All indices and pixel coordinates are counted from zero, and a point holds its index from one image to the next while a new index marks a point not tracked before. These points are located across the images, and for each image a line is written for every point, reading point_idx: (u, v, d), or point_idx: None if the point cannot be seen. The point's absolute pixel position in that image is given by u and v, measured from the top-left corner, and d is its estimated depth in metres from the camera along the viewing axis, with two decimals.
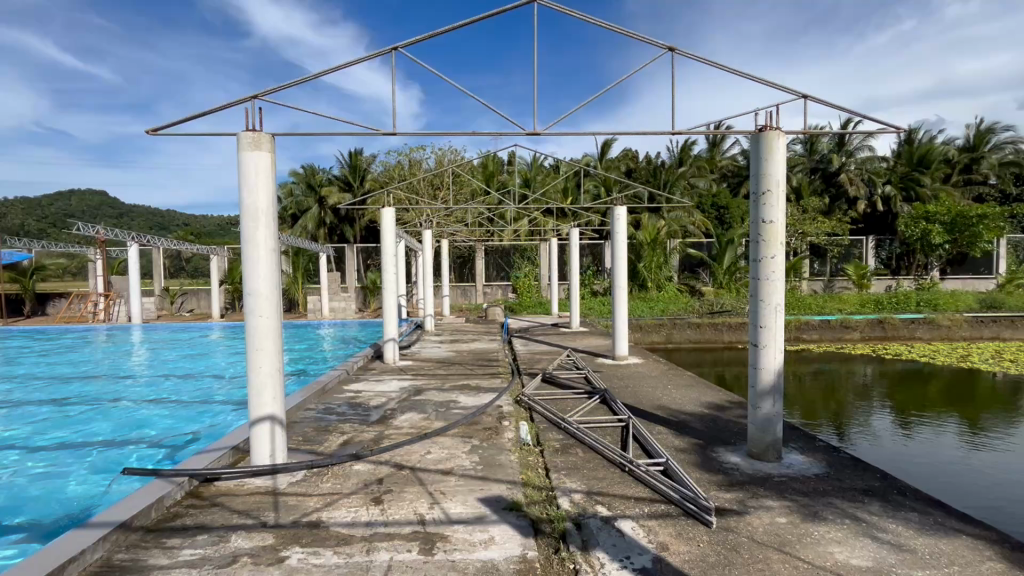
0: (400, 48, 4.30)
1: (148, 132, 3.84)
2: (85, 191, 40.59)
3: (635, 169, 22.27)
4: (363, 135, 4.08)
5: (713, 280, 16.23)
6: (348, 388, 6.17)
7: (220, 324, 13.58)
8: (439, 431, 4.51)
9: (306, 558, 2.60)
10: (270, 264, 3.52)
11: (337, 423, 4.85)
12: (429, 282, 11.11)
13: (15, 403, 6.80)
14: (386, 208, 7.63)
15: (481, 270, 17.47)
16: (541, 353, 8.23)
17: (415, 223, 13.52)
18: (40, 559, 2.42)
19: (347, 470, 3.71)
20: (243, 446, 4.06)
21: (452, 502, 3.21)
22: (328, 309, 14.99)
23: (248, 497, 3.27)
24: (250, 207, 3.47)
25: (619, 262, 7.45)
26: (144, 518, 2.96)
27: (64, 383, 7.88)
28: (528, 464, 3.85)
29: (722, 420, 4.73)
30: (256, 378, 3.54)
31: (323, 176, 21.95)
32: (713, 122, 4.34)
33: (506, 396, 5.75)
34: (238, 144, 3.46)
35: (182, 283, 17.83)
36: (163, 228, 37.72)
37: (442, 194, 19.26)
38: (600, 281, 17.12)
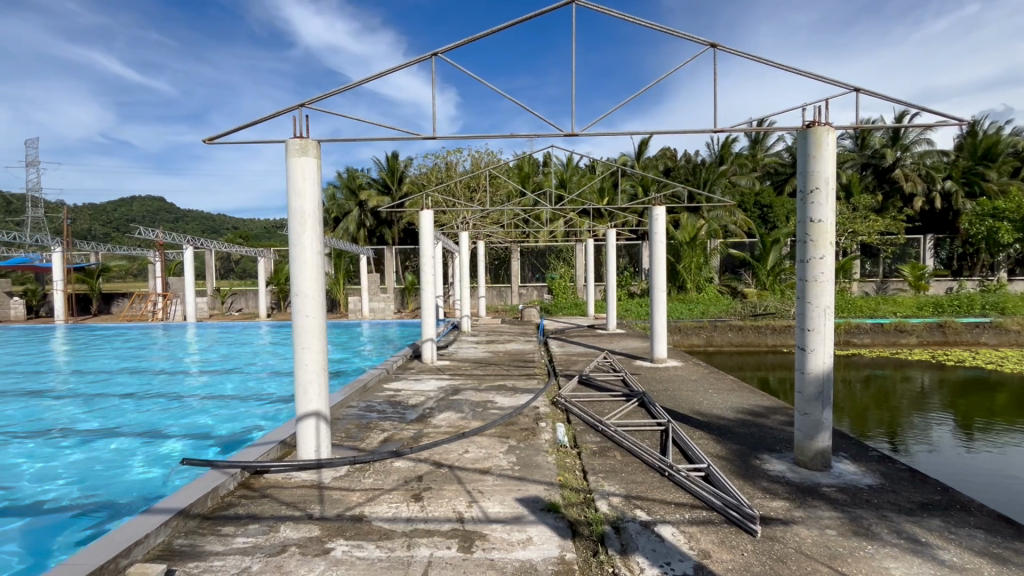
0: (440, 53, 4.39)
1: (206, 141, 4.07)
2: (144, 196, 43.28)
3: (673, 168, 21.85)
4: (402, 140, 4.19)
5: (756, 280, 15.70)
6: (388, 387, 6.33)
7: (266, 324, 14.12)
8: (476, 431, 4.55)
9: (350, 551, 2.68)
10: (316, 266, 3.65)
11: (377, 420, 4.98)
12: (466, 283, 11.24)
13: (85, 397, 7.29)
14: (425, 211, 7.78)
15: (517, 271, 17.55)
16: (577, 354, 8.22)
17: (452, 225, 13.71)
18: (108, 543, 2.60)
19: (388, 466, 3.80)
20: (290, 440, 4.22)
21: (489, 502, 3.23)
22: (368, 310, 15.42)
23: (295, 490, 3.41)
24: (297, 211, 3.61)
25: (657, 263, 7.32)
26: (201, 506, 3.13)
27: (128, 378, 8.39)
28: (565, 465, 3.85)
29: (764, 427, 4.58)
30: (302, 376, 3.68)
31: (364, 180, 22.59)
32: (757, 118, 4.22)
33: (542, 397, 5.77)
34: (287, 151, 3.61)
35: (232, 284, 18.68)
36: (214, 232, 39.78)
37: (479, 196, 19.49)
38: (638, 283, 16.91)
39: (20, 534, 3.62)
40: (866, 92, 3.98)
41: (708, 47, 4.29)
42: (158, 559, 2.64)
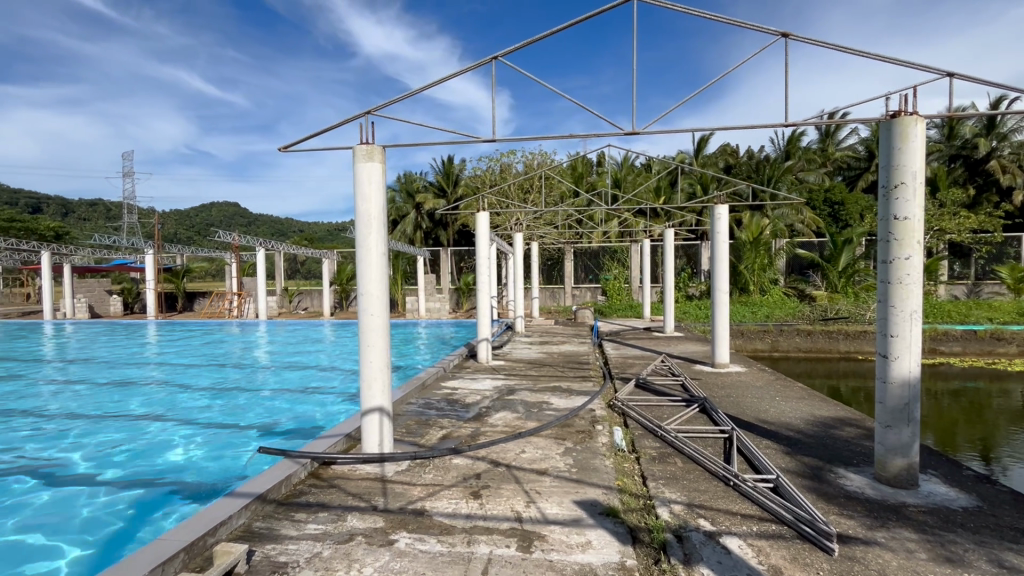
0: (499, 57, 4.44)
1: (281, 150, 4.33)
2: (222, 203, 46.76)
3: (735, 165, 20.96)
4: (462, 144, 4.27)
5: (826, 283, 14.78)
6: (445, 385, 6.47)
7: (330, 322, 14.82)
8: (533, 431, 4.57)
9: (412, 543, 2.77)
10: (380, 266, 3.80)
11: (436, 417, 5.11)
12: (520, 283, 11.28)
13: (172, 388, 7.91)
14: (481, 213, 7.92)
15: (570, 272, 17.42)
16: (633, 358, 8.04)
17: (507, 227, 13.83)
18: (197, 522, 2.82)
19: (447, 463, 3.88)
20: (354, 434, 4.41)
21: (547, 503, 3.23)
22: (424, 310, 15.86)
23: (360, 482, 3.55)
24: (364, 213, 3.76)
25: (719, 264, 7.04)
26: (277, 492, 3.33)
27: (208, 371, 9.06)
28: (623, 470, 3.78)
29: (840, 439, 4.29)
30: (366, 372, 3.83)
31: (420, 184, 23.25)
32: (833, 110, 3.96)
33: (598, 400, 5.70)
34: (354, 157, 3.77)
35: (299, 284, 19.75)
36: (282, 235, 42.29)
37: (533, 197, 19.54)
38: (696, 284, 16.36)
39: (116, 516, 3.92)
40: (961, 77, 3.63)
41: (780, 37, 4.07)
42: (239, 539, 2.83)
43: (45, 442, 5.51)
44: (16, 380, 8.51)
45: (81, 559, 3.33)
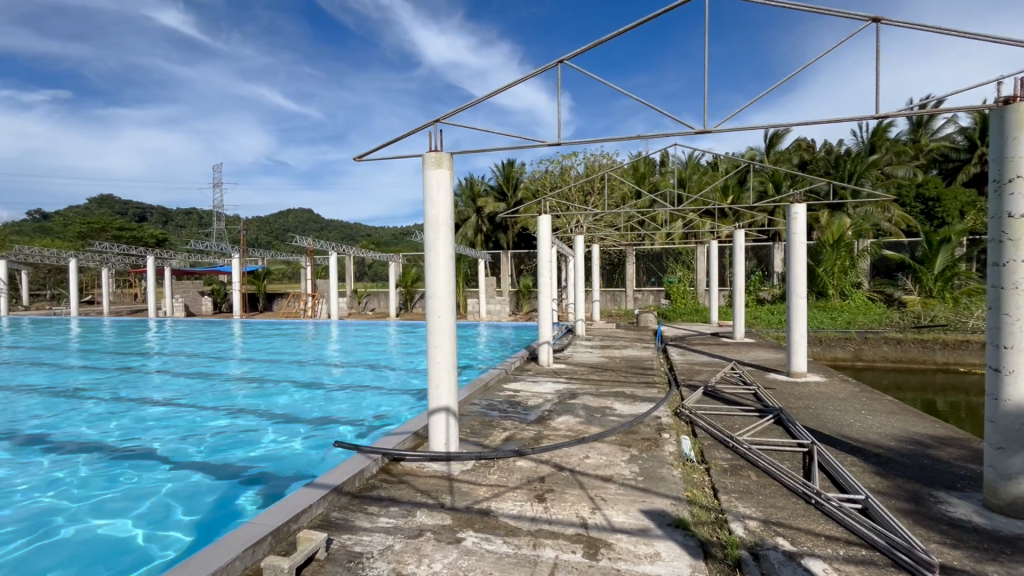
0: (567, 60, 4.44)
1: (355, 159, 4.51)
2: (298, 209, 50.03)
3: (811, 160, 19.67)
4: (529, 148, 4.30)
5: (919, 286, 13.49)
6: (507, 387, 6.53)
7: (396, 323, 15.40)
8: (596, 437, 4.51)
9: (479, 542, 2.82)
10: (447, 269, 3.89)
11: (499, 419, 5.17)
12: (581, 286, 11.17)
13: (255, 382, 8.53)
14: (543, 216, 7.94)
15: (632, 275, 17.03)
16: (700, 364, 7.73)
17: (567, 230, 13.75)
18: (283, 508, 3.03)
19: (511, 465, 3.91)
20: (421, 432, 4.55)
21: (613, 511, 3.18)
22: (485, 311, 16.14)
23: (428, 479, 3.66)
24: (433, 219, 3.87)
25: (796, 267, 6.61)
26: (352, 485, 3.51)
27: (286, 368, 9.66)
28: (692, 481, 3.64)
29: (938, 460, 3.89)
30: (434, 372, 3.94)
31: (481, 187, 23.67)
32: (931, 97, 3.62)
33: (664, 407, 5.52)
34: (424, 164, 3.90)
35: (367, 286, 20.70)
36: (351, 240, 44.52)
37: (594, 199, 19.32)
38: (768, 288, 15.51)
39: (205, 502, 4.23)
40: None
41: (870, 22, 3.78)
42: (319, 527, 3.01)
43: (148, 429, 6.07)
44: (126, 372, 9.52)
45: (177, 542, 3.63)
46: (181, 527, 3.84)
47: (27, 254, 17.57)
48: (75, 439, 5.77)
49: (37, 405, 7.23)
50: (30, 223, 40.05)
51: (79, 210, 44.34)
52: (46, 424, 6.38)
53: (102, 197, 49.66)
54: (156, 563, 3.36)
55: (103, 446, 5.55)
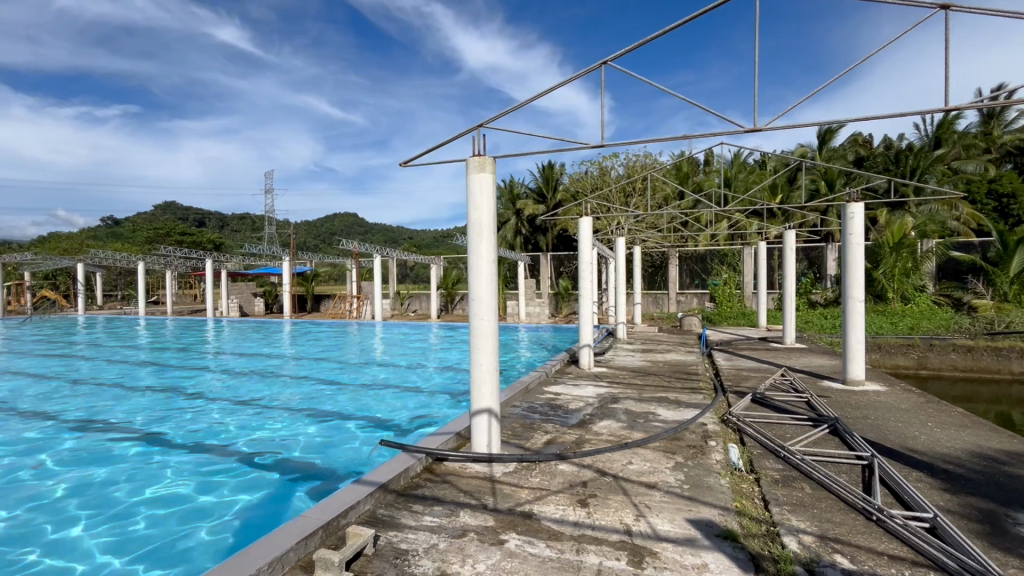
0: (609, 61, 4.45)
1: (401, 164, 4.61)
2: (344, 214, 51.79)
3: (868, 156, 18.69)
4: (572, 150, 4.30)
5: (992, 290, 12.52)
6: (548, 390, 6.52)
7: (437, 325, 15.66)
8: (639, 442, 4.43)
9: (522, 545, 2.82)
10: (490, 272, 3.93)
11: (540, 421, 5.17)
12: (622, 289, 11.00)
13: (304, 381, 8.88)
14: (584, 218, 7.89)
15: (675, 278, 16.64)
16: (748, 370, 7.46)
17: (608, 231, 13.60)
18: (333, 503, 3.15)
19: (553, 468, 3.90)
20: (464, 433, 4.60)
21: (658, 519, 3.11)
22: (524, 314, 16.20)
23: (471, 480, 3.70)
24: (476, 222, 3.92)
25: (853, 269, 6.27)
26: (397, 483, 3.59)
27: (332, 368, 10.00)
28: (740, 491, 3.51)
29: (1015, 478, 3.60)
30: (477, 374, 3.99)
31: (521, 190, 23.76)
32: (1005, 88, 3.40)
33: (710, 414, 5.36)
34: (467, 168, 3.96)
35: (409, 288, 21.15)
36: (394, 243, 45.64)
37: (635, 200, 19.03)
38: (821, 291, 14.80)
39: (258, 496, 4.43)
40: None
41: (932, 13, 4.01)
42: (366, 522, 3.10)
43: (208, 425, 6.41)
44: (187, 369, 10.11)
45: (231, 533, 3.81)
46: (236, 519, 4.03)
47: (101, 258, 19.00)
48: (144, 431, 6.17)
49: (109, 399, 7.78)
50: (104, 228, 43.32)
51: (146, 216, 47.52)
52: (116, 416, 6.85)
53: (166, 204, 53.02)
54: (212, 552, 3.54)
55: (167, 439, 5.91)
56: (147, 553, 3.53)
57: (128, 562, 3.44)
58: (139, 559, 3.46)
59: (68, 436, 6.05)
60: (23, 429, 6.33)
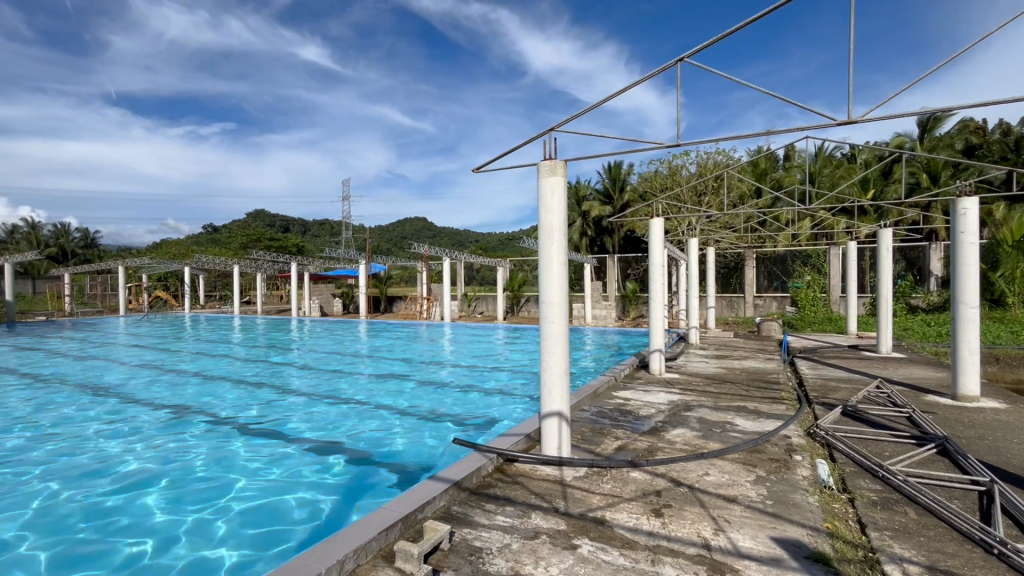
0: (686, 58, 4.32)
1: (473, 172, 4.71)
2: (414, 218, 53.93)
3: (981, 144, 16.73)
4: (647, 151, 4.20)
5: None
6: (617, 395, 6.40)
7: (503, 327, 15.88)
8: (717, 453, 4.24)
9: (595, 551, 2.79)
10: (561, 275, 3.92)
11: (610, 427, 5.08)
12: (695, 292, 10.56)
13: (378, 379, 9.31)
14: (655, 219, 7.68)
15: (752, 280, 15.78)
16: (837, 380, 6.88)
17: (679, 233, 13.16)
18: (411, 497, 3.28)
19: (625, 475, 3.82)
20: (534, 435, 4.62)
21: (739, 534, 2.96)
22: (591, 317, 16.04)
23: (541, 482, 3.71)
24: (547, 225, 3.94)
25: (965, 271, 5.62)
26: (470, 480, 3.68)
27: (404, 367, 10.43)
28: (831, 511, 3.25)
29: None
30: (548, 377, 3.99)
31: (587, 191, 23.58)
32: None
33: (794, 426, 5.02)
34: (539, 172, 3.98)
35: (476, 289, 21.62)
36: (460, 245, 46.84)
37: (708, 199, 18.28)
38: (922, 295, 13.42)
39: (336, 491, 4.64)
40: None
41: None
42: (442, 518, 3.21)
43: (295, 418, 6.92)
44: (276, 365, 10.96)
45: (310, 526, 4.01)
46: (320, 507, 4.32)
47: (204, 262, 21.05)
48: (240, 422, 6.76)
49: (211, 392, 8.61)
50: (206, 235, 47.95)
51: (241, 223, 52.09)
52: (217, 408, 7.56)
53: (256, 212, 57.67)
54: (292, 545, 3.71)
55: (260, 430, 6.43)
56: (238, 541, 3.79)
57: (220, 548, 3.69)
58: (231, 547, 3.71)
59: (181, 423, 6.75)
60: (143, 415, 7.14)
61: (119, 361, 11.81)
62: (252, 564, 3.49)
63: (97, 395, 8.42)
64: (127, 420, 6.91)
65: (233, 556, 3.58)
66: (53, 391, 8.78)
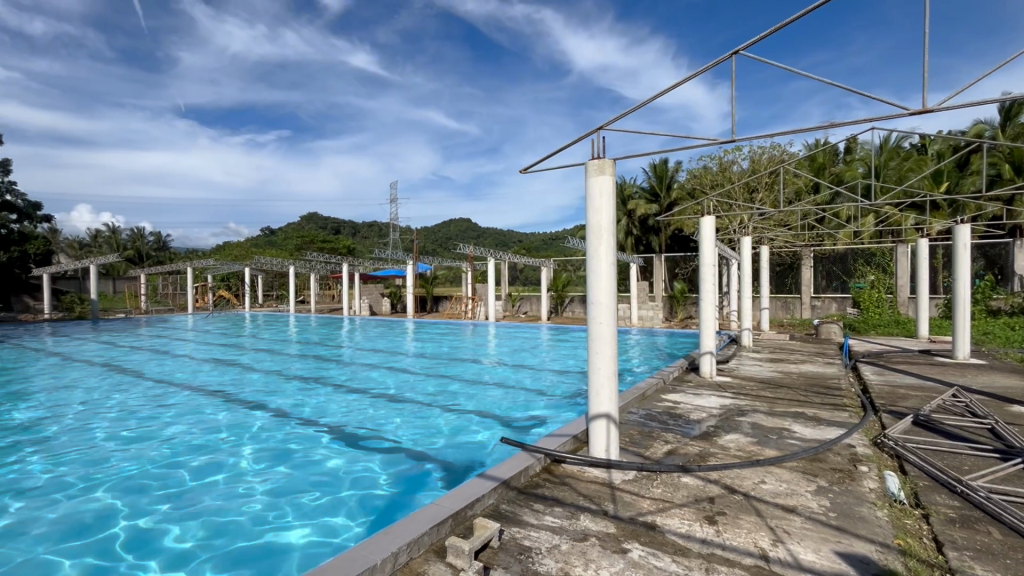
0: (741, 50, 4.18)
1: (520, 172, 4.73)
2: (459, 219, 54.73)
3: None
4: (700, 147, 4.09)
5: None
6: (666, 398, 6.25)
7: (547, 327, 15.85)
8: (774, 461, 4.06)
9: (646, 557, 2.74)
10: (609, 275, 3.87)
11: (659, 430, 4.97)
12: (748, 293, 10.17)
13: (425, 377, 9.52)
14: (706, 217, 7.45)
15: (809, 280, 15.03)
16: (907, 387, 6.44)
17: (730, 232, 12.69)
18: (461, 494, 3.34)
19: (676, 480, 3.73)
20: (581, 436, 4.59)
21: (800, 547, 2.83)
22: (637, 317, 15.75)
23: (590, 484, 3.68)
24: (595, 225, 3.90)
25: None
26: (518, 480, 3.71)
27: (450, 366, 10.59)
28: (903, 527, 3.04)
29: None
30: (595, 378, 3.95)
31: (633, 190, 23.17)
32: None
33: (859, 435, 4.73)
34: (586, 171, 3.95)
35: (520, 289, 21.69)
36: (504, 245, 47.09)
37: (761, 196, 17.55)
38: (1004, 296, 12.34)
39: (383, 488, 4.74)
40: None
41: None
42: (491, 516, 3.24)
43: (348, 414, 7.18)
44: (330, 362, 11.42)
45: (363, 519, 4.15)
46: (373, 502, 4.46)
47: (263, 263, 22.21)
48: (297, 417, 7.08)
49: (270, 387, 9.06)
50: (264, 237, 50.60)
51: (295, 226, 54.56)
52: (276, 402, 7.97)
53: (309, 215, 60.37)
54: (341, 539, 3.83)
55: (317, 425, 6.71)
56: (285, 535, 3.92)
57: (268, 541, 3.82)
58: (278, 540, 3.83)
59: (243, 416, 7.14)
60: (210, 408, 7.61)
61: (188, 356, 12.65)
62: (308, 554, 3.65)
63: (170, 388, 9.05)
64: (196, 412, 7.39)
65: (280, 550, 3.70)
66: (132, 383, 9.53)
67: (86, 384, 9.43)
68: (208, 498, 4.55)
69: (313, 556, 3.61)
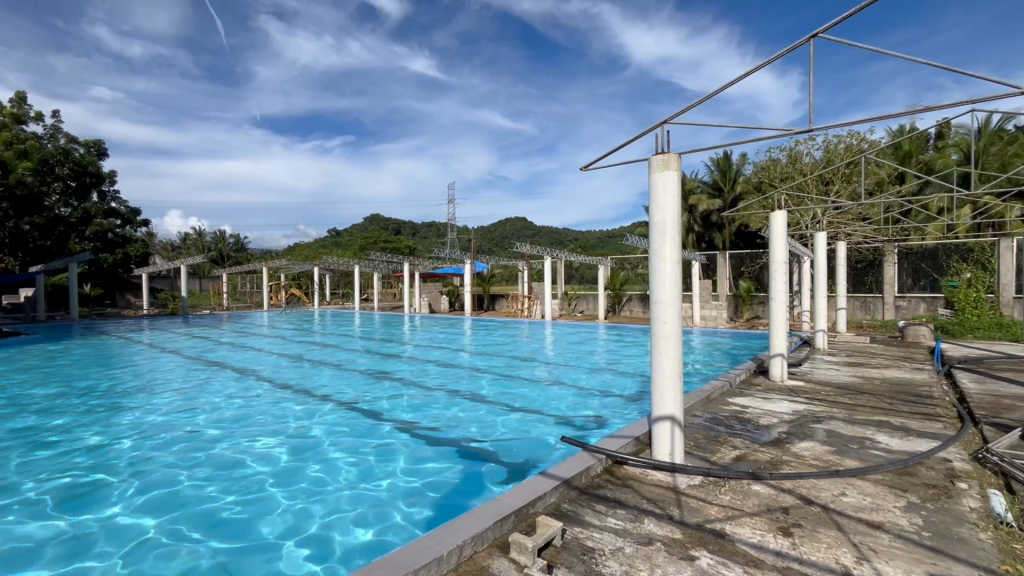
0: (820, 33, 3.90)
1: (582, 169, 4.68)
2: (515, 219, 55.05)
3: None
4: (773, 138, 3.86)
5: None
6: (732, 402, 5.98)
7: (604, 326, 15.62)
8: (857, 473, 3.78)
9: (716, 566, 2.64)
10: (674, 273, 3.75)
11: (726, 435, 4.76)
12: (823, 292, 9.53)
13: (483, 375, 9.66)
14: (777, 212, 7.06)
15: (893, 278, 13.91)
16: (1014, 398, 5.78)
17: (802, 227, 11.95)
18: (523, 491, 3.37)
19: (746, 488, 3.55)
20: (644, 438, 4.49)
21: (887, 566, 2.62)
22: (699, 317, 15.19)
23: (654, 488, 3.59)
24: (659, 223, 3.79)
25: None
26: (579, 480, 3.69)
27: (508, 364, 10.68)
28: (1011, 551, 2.73)
29: None
30: (659, 379, 3.85)
31: (695, 185, 22.35)
32: None
33: (956, 448, 4.30)
34: (650, 167, 3.84)
35: (576, 288, 21.52)
36: (561, 244, 46.79)
37: (836, 188, 16.40)
38: None
39: (447, 483, 4.85)
40: None
41: None
42: (553, 514, 3.24)
43: (410, 409, 7.43)
44: (393, 358, 11.89)
45: (427, 512, 4.28)
46: (436, 495, 4.59)
47: (331, 263, 23.40)
48: (364, 411, 7.43)
49: (338, 381, 9.56)
50: (332, 238, 53.33)
51: (360, 227, 57.10)
52: (345, 395, 8.39)
53: (373, 216, 62.86)
54: (407, 530, 3.99)
55: (382, 418, 7.01)
56: (353, 524, 4.11)
57: (336, 529, 4.02)
58: (343, 528, 4.03)
59: (315, 408, 7.58)
60: (287, 399, 8.14)
61: (265, 350, 13.59)
62: (375, 542, 3.82)
63: (251, 380, 9.77)
64: (274, 403, 7.94)
65: (346, 538, 3.88)
66: (218, 374, 10.38)
67: (181, 375, 10.39)
68: (284, 484, 4.89)
69: (376, 547, 3.74)
